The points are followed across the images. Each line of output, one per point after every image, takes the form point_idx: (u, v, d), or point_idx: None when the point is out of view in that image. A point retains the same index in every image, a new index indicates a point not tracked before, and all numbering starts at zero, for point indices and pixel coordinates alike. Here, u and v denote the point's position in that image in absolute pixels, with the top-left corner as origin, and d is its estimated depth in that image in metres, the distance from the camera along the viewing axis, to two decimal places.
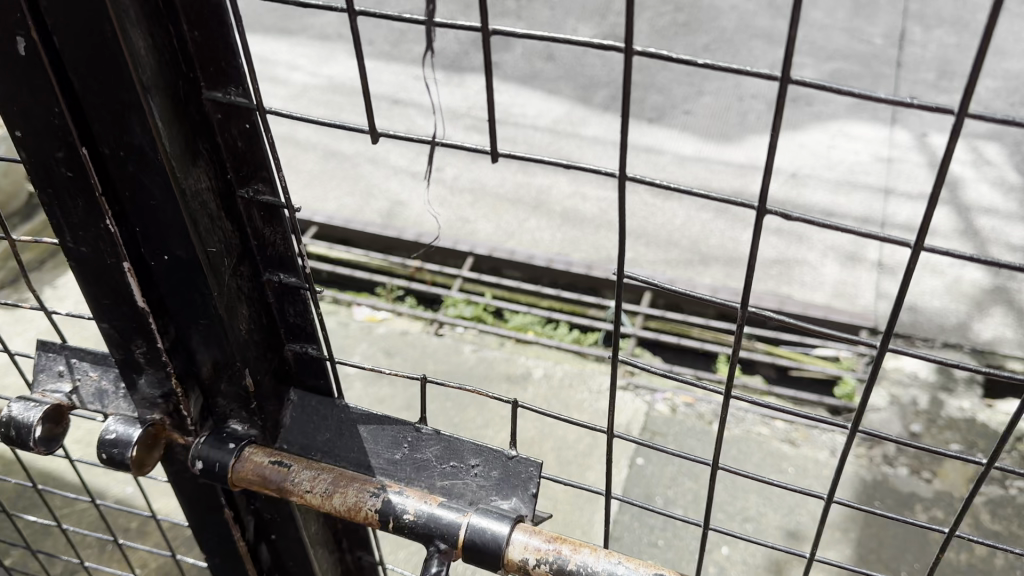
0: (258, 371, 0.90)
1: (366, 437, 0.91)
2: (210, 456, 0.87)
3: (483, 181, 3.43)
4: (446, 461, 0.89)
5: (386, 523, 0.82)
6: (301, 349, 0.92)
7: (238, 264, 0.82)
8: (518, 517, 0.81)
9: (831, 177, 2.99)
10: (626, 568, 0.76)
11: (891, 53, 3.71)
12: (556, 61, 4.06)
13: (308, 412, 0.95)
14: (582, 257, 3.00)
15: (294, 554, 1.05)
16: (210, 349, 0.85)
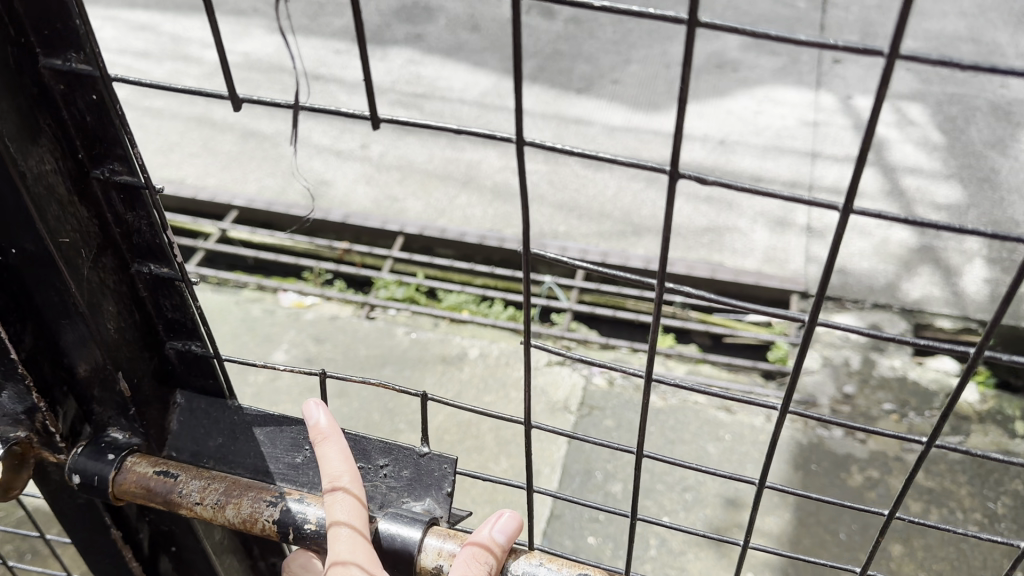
0: (134, 374, 0.92)
1: (263, 441, 0.94)
2: (87, 468, 0.89)
3: (411, 157, 3.33)
4: (352, 462, 0.92)
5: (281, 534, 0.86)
6: (184, 346, 0.94)
7: (98, 256, 0.83)
8: (425, 521, 0.86)
9: (758, 143, 2.99)
10: (548, 569, 0.85)
11: (814, 17, 3.72)
12: (481, 32, 3.95)
13: (198, 415, 0.98)
14: (515, 233, 2.95)
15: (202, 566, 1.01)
16: (76, 346, 0.86)
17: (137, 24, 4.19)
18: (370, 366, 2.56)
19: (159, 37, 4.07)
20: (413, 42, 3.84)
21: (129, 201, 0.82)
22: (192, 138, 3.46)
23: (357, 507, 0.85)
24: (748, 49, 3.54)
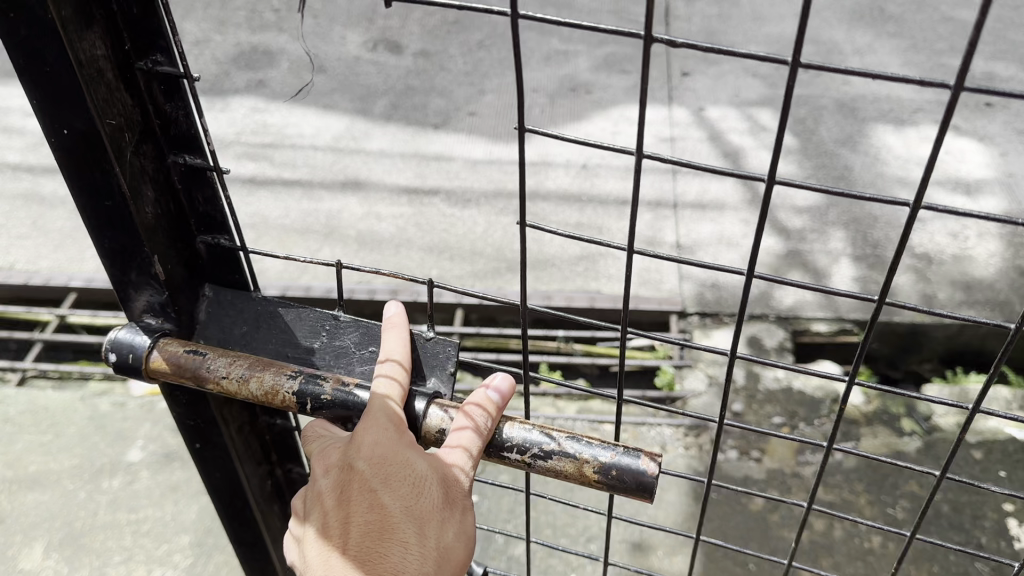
0: (168, 261, 1.00)
1: (287, 326, 1.06)
2: (123, 344, 0.99)
3: (265, 213, 3.09)
4: (365, 346, 1.05)
5: (295, 395, 0.96)
6: (212, 239, 1.04)
7: (140, 144, 0.91)
8: (433, 395, 1.00)
9: (620, 165, 3.09)
10: (540, 431, 0.94)
11: (660, 31, 3.68)
12: (326, 71, 3.73)
13: (224, 305, 1.08)
14: (386, 283, 2.77)
15: (230, 476, 1.24)
16: (116, 228, 0.93)
17: None
18: None
19: None
20: (256, 89, 3.64)
21: (169, 91, 0.91)
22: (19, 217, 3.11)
23: (399, 377, 0.97)
24: (599, 69, 3.53)
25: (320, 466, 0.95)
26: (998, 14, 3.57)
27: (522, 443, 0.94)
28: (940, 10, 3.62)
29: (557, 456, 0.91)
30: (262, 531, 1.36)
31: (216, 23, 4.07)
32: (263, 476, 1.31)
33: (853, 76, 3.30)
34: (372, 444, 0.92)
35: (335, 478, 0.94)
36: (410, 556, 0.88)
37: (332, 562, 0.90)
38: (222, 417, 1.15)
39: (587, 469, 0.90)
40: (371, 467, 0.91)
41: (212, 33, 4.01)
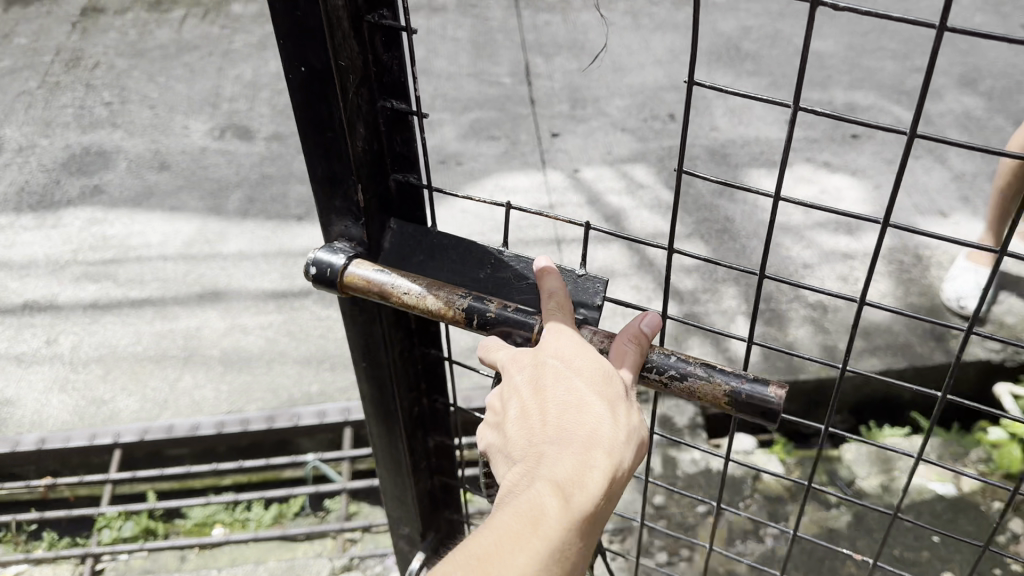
0: (368, 193, 1.10)
1: (461, 257, 1.13)
2: (321, 262, 1.10)
3: (114, 341, 2.75)
4: (527, 279, 1.11)
5: (463, 311, 1.05)
6: (404, 177, 1.13)
7: (360, 84, 1.02)
8: (582, 322, 1.07)
9: (501, 241, 2.93)
10: (681, 357, 1.02)
11: (523, 89, 3.60)
12: (171, 167, 3.41)
13: (407, 237, 1.16)
14: (259, 408, 2.47)
15: (383, 391, 1.33)
16: (331, 158, 1.06)
17: None
18: None
19: None
20: (92, 197, 3.30)
21: (389, 42, 1.01)
22: None
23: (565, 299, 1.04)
24: (466, 137, 3.38)
25: (513, 363, 1.03)
26: (847, 41, 3.65)
27: (661, 365, 1.03)
28: (793, 44, 3.67)
29: (690, 378, 1.01)
30: (407, 457, 1.44)
31: (39, 125, 3.68)
32: (413, 404, 1.39)
33: (720, 120, 3.27)
34: (566, 345, 1.00)
35: (527, 373, 1.02)
36: (605, 431, 0.96)
37: (534, 441, 0.98)
38: (382, 334, 1.24)
39: (718, 391, 0.99)
40: (557, 360, 0.99)
41: (36, 136, 3.62)
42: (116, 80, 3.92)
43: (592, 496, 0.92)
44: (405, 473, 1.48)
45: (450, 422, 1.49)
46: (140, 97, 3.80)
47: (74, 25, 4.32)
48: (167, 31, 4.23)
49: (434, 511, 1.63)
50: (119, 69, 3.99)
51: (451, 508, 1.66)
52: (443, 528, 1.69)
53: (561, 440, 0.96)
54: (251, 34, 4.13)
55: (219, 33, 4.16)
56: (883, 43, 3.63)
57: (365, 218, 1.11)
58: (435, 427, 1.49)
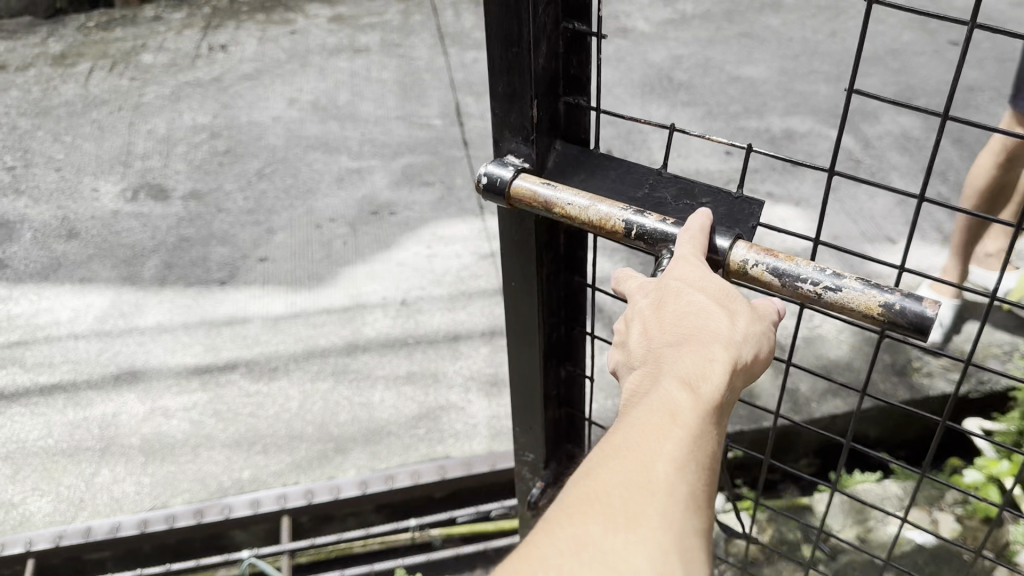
0: (541, 110, 1.16)
1: (623, 175, 1.16)
2: (492, 173, 1.17)
3: (19, 436, 2.49)
4: (683, 200, 1.11)
5: (621, 223, 1.08)
6: (574, 99, 1.19)
7: (546, 4, 1.09)
8: (739, 236, 1.05)
9: (441, 294, 2.78)
10: (833, 272, 1.00)
11: (455, 130, 3.47)
12: (80, 235, 3.17)
13: (570, 159, 1.21)
14: (186, 502, 2.25)
15: (527, 305, 1.35)
16: (513, 73, 1.13)
17: None
18: None
19: None
20: None
21: None
22: None
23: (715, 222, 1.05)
24: (399, 184, 3.23)
25: (639, 293, 1.02)
26: (779, 65, 3.63)
27: (812, 277, 1.00)
28: (726, 70, 3.63)
29: (845, 290, 0.99)
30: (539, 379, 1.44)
31: None
32: (552, 327, 1.40)
33: (659, 152, 3.19)
34: (685, 270, 0.99)
35: (651, 297, 1.00)
36: (723, 329, 0.92)
37: (655, 347, 0.94)
38: (530, 248, 1.27)
39: (871, 302, 0.98)
40: (679, 279, 0.98)
41: None
42: (17, 141, 3.65)
43: (718, 388, 0.87)
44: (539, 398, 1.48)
45: (586, 353, 1.49)
46: (44, 159, 3.55)
47: None
48: (71, 86, 3.98)
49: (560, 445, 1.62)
50: (20, 130, 3.72)
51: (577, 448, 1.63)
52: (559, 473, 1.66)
53: (680, 343, 0.92)
54: (163, 86, 3.91)
55: (128, 86, 3.93)
56: (814, 66, 3.62)
57: (534, 134, 1.17)
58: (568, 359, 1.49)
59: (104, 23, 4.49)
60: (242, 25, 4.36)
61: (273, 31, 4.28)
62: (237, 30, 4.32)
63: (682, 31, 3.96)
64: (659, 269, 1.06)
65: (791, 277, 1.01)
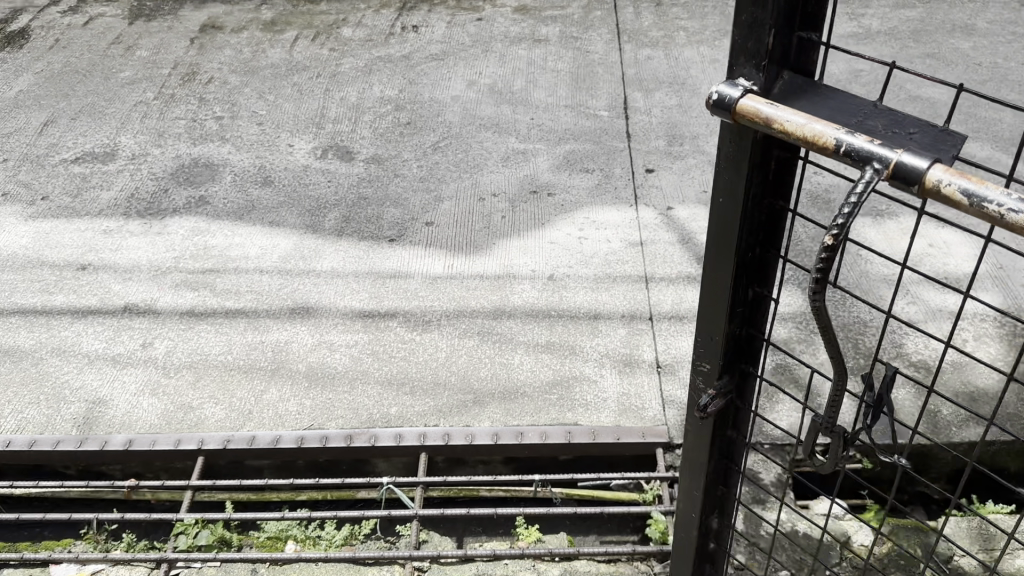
0: (777, 41, 0.93)
1: (840, 102, 0.93)
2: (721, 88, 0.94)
3: (206, 348, 2.83)
4: (904, 130, 0.88)
5: (843, 147, 0.87)
6: (808, 36, 0.94)
7: None
8: (935, 157, 0.84)
9: (588, 274, 2.92)
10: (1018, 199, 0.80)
11: (621, 123, 3.59)
12: (273, 183, 3.53)
13: (798, 91, 0.95)
14: (339, 426, 2.50)
15: (726, 216, 1.03)
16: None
17: None
18: None
19: None
20: (197, 207, 3.43)
21: None
22: None
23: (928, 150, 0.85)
24: (560, 168, 3.38)
25: None
26: (962, 90, 3.52)
27: (996, 202, 0.81)
28: (905, 89, 3.55)
29: None
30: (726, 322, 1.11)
31: (155, 135, 3.86)
32: (748, 252, 1.06)
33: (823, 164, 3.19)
34: None
35: None
36: None
37: None
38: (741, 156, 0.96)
39: None
40: None
41: (150, 146, 3.80)
42: (228, 96, 4.09)
43: None
44: (718, 350, 1.14)
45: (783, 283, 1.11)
46: (249, 114, 3.95)
47: (192, 42, 4.54)
48: (278, 51, 4.39)
49: (722, 432, 1.24)
50: (231, 86, 4.16)
51: (740, 440, 1.27)
52: (715, 477, 1.30)
53: None
54: (358, 58, 4.25)
55: (328, 55, 4.31)
56: (1001, 93, 3.48)
57: (768, 62, 0.93)
58: (750, 319, 1.15)
59: None
60: (434, 9, 4.66)
61: (461, 16, 4.55)
62: (428, 13, 4.62)
63: (862, 46, 3.91)
64: (856, 192, 0.85)
65: (978, 201, 0.81)
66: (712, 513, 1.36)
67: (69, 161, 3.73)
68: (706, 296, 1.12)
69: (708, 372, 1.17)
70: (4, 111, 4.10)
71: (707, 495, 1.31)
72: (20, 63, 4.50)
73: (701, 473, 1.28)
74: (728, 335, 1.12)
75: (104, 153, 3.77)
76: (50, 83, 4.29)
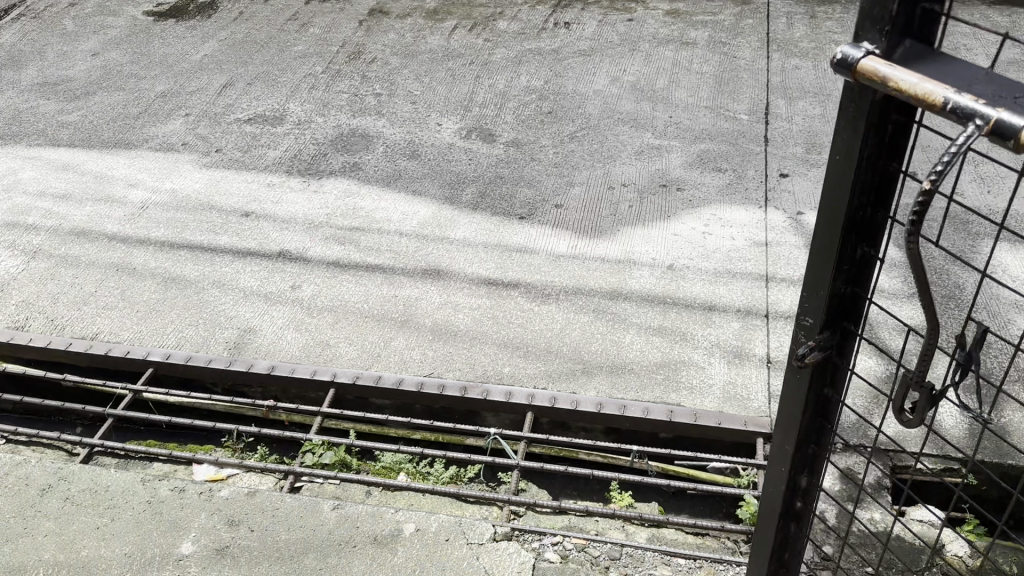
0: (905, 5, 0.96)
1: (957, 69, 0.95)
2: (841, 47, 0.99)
3: (346, 296, 3.08)
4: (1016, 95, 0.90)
5: (950, 105, 0.90)
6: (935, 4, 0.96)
7: None
8: None
9: (709, 268, 2.98)
10: None
11: (759, 128, 3.64)
12: (419, 156, 3.78)
13: (919, 57, 0.98)
14: (456, 377, 2.68)
15: (841, 175, 1.07)
16: None
17: (58, 163, 3.92)
18: (288, 558, 2.15)
19: (81, 177, 3.82)
20: (350, 172, 3.73)
21: None
22: (110, 287, 3.17)
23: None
24: (692, 166, 3.46)
25: None
26: None
27: None
28: None
29: None
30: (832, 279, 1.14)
31: (318, 105, 4.20)
32: (859, 211, 1.10)
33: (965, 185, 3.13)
34: None
35: None
36: None
37: None
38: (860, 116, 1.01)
39: None
40: None
41: (314, 114, 4.14)
42: (388, 75, 4.39)
43: None
44: (822, 306, 1.17)
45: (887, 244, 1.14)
46: (404, 93, 4.24)
47: (360, 24, 4.90)
48: (437, 38, 4.68)
49: (819, 389, 1.28)
50: (391, 66, 4.46)
51: (836, 398, 1.30)
52: (807, 434, 1.33)
53: None
54: (510, 49, 4.47)
55: (482, 45, 4.54)
56: None
57: (892, 28, 0.97)
58: (855, 276, 1.18)
59: None
60: (588, 8, 4.83)
61: (613, 16, 4.69)
62: (582, 12, 4.79)
63: None
64: (951, 147, 0.88)
65: None
66: (801, 471, 1.39)
67: (243, 121, 4.12)
68: (814, 251, 1.15)
69: (810, 327, 1.20)
70: (192, 73, 4.56)
71: (799, 452, 1.35)
72: (209, 32, 4.99)
73: (794, 428, 1.31)
74: (833, 292, 1.15)
75: (273, 118, 4.13)
76: (233, 52, 4.74)
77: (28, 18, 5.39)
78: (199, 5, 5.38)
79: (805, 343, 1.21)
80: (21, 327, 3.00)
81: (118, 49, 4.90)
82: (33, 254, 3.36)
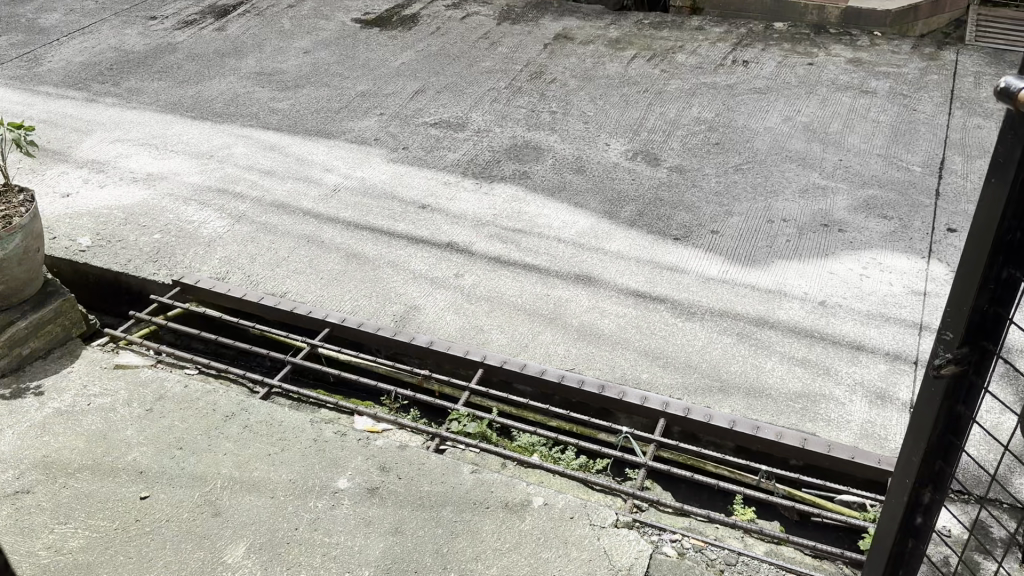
0: None
1: None
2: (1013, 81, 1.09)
3: (503, 290, 3.32)
4: None
5: None
6: None
7: None
8: None
9: (861, 309, 3.00)
10: None
11: (931, 181, 3.60)
12: (586, 172, 3.99)
13: None
14: (596, 375, 2.85)
15: (993, 199, 1.15)
16: None
17: (267, 143, 4.42)
18: (428, 506, 2.38)
19: (285, 158, 4.29)
20: (519, 179, 3.99)
21: None
22: (299, 255, 3.57)
23: None
24: (857, 210, 3.48)
25: None
26: None
27: None
28: None
29: None
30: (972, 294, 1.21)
31: (498, 116, 4.51)
32: (1009, 234, 1.16)
33: None
34: None
35: None
36: None
37: None
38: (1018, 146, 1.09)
39: None
40: None
41: (493, 124, 4.45)
42: (565, 96, 4.65)
43: None
44: (961, 320, 1.24)
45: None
46: (579, 113, 4.47)
47: (545, 47, 5.21)
48: (616, 65, 4.90)
49: (951, 403, 1.32)
50: (569, 87, 4.72)
51: (969, 416, 1.32)
52: (936, 448, 1.37)
53: None
54: (685, 82, 4.62)
55: (659, 75, 4.72)
56: None
57: None
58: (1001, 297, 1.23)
59: (656, 24, 5.39)
60: (767, 49, 4.91)
61: (793, 59, 4.75)
62: (761, 52, 4.88)
63: None
64: None
65: None
66: (926, 485, 1.42)
67: (429, 125, 4.49)
68: (961, 271, 1.23)
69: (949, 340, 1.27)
70: (389, 77, 5.00)
71: (924, 463, 1.39)
72: (408, 43, 5.44)
73: (923, 438, 1.37)
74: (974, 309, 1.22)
75: (456, 124, 4.48)
76: (426, 62, 5.16)
77: (252, 15, 6.06)
78: (400, 18, 5.87)
79: (943, 355, 1.28)
80: (223, 277, 3.42)
81: (327, 50, 5.44)
82: (238, 218, 3.82)
